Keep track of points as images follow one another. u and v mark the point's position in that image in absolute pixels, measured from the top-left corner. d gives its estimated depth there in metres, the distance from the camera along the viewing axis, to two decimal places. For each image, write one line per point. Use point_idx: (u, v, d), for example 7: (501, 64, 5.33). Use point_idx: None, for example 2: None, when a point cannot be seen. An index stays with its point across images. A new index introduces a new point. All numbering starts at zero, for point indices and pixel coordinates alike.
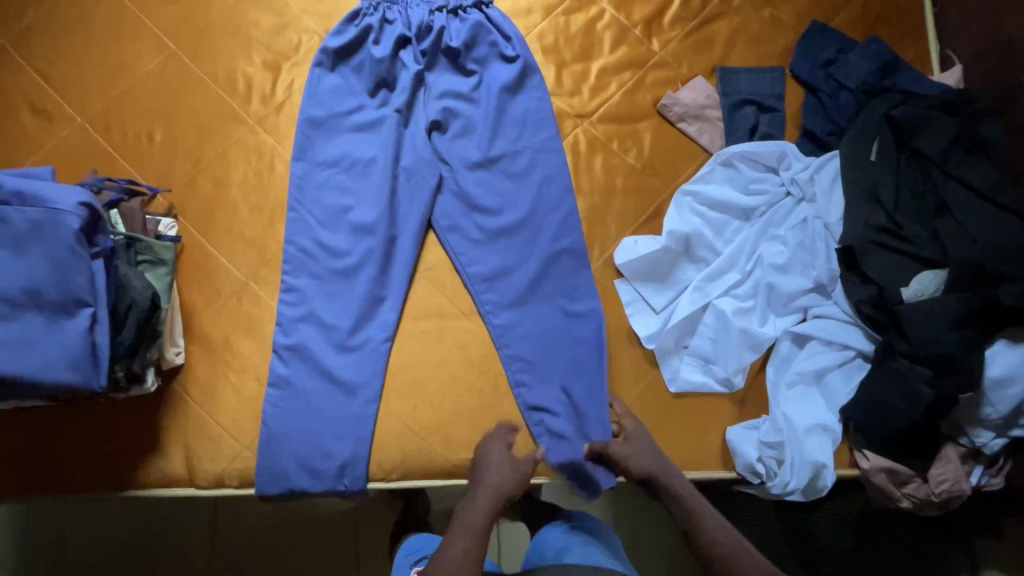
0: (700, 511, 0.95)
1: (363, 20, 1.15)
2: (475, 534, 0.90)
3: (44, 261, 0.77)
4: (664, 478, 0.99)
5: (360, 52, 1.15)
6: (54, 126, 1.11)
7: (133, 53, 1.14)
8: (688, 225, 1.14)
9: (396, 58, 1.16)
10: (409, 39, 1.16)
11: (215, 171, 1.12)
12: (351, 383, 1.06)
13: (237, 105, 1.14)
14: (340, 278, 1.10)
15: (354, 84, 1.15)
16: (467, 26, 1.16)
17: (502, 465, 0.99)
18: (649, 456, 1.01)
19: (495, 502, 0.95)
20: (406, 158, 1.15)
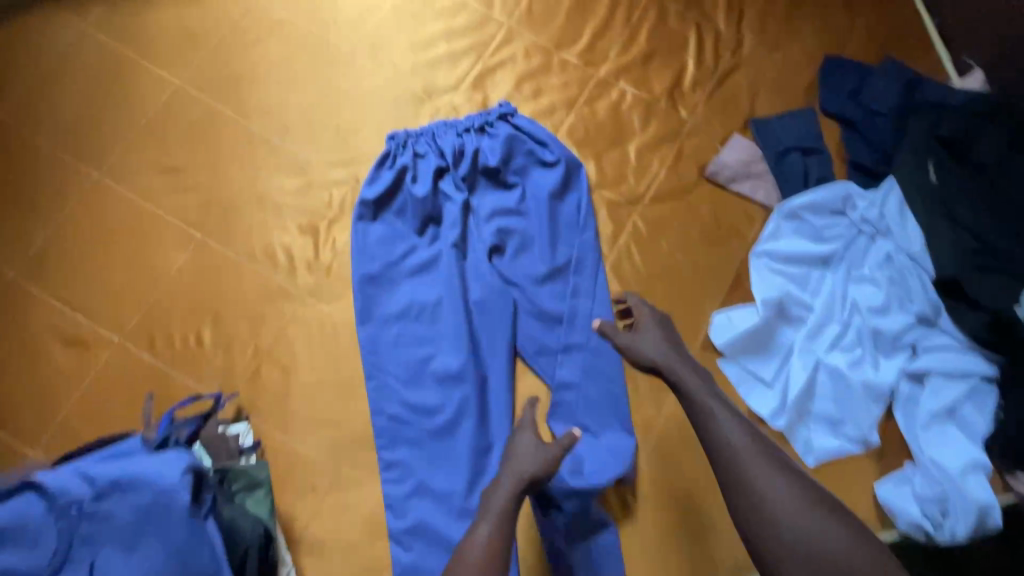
0: (713, 408, 0.86)
1: (395, 161, 1.09)
2: (504, 522, 0.79)
3: (162, 549, 0.73)
4: (677, 371, 0.89)
5: (399, 195, 1.09)
6: (95, 353, 1.01)
7: (160, 253, 1.06)
8: (776, 289, 1.10)
9: (436, 192, 1.10)
10: (446, 169, 1.11)
11: (280, 357, 1.03)
12: None
13: (283, 281, 1.06)
14: (441, 439, 1.01)
15: (401, 229, 1.09)
16: (500, 141, 1.12)
17: (534, 456, 0.84)
18: (663, 350, 0.92)
19: (522, 488, 0.83)
20: (474, 290, 1.08)
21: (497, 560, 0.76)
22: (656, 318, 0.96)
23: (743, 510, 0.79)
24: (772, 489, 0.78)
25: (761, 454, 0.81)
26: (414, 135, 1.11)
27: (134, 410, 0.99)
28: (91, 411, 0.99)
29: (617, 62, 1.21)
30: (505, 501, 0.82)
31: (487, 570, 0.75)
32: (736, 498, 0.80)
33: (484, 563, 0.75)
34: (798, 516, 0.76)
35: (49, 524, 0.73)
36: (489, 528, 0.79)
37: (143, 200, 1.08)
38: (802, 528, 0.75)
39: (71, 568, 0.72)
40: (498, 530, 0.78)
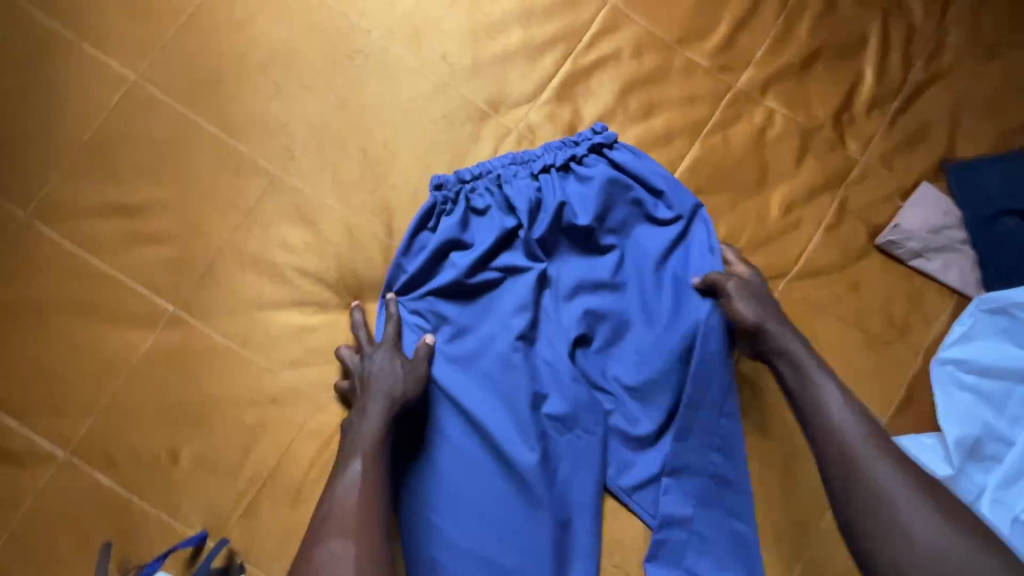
0: (804, 366, 0.68)
1: (446, 217, 0.78)
2: (373, 454, 0.67)
3: None
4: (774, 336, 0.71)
5: (450, 265, 0.78)
6: (32, 472, 0.74)
7: (117, 331, 0.77)
8: (967, 415, 0.79)
9: (501, 260, 0.79)
10: (518, 228, 0.79)
11: (285, 484, 0.76)
12: None
13: (291, 375, 0.77)
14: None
15: (450, 313, 0.78)
16: (595, 189, 0.79)
17: (396, 367, 0.73)
18: (754, 312, 0.73)
19: (388, 406, 0.70)
20: (552, 400, 0.78)
21: (371, 497, 0.64)
22: (743, 283, 0.75)
23: (841, 481, 0.60)
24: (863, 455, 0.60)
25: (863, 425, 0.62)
26: (471, 178, 0.79)
27: (89, 552, 0.73)
28: (28, 553, 0.73)
29: (765, 68, 0.85)
30: (377, 433, 0.68)
31: (364, 512, 0.62)
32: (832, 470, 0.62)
33: (352, 507, 0.62)
34: (908, 499, 0.57)
35: None
36: (361, 469, 0.66)
37: (92, 253, 0.77)
38: (917, 521, 0.56)
39: None
40: (373, 464, 0.66)
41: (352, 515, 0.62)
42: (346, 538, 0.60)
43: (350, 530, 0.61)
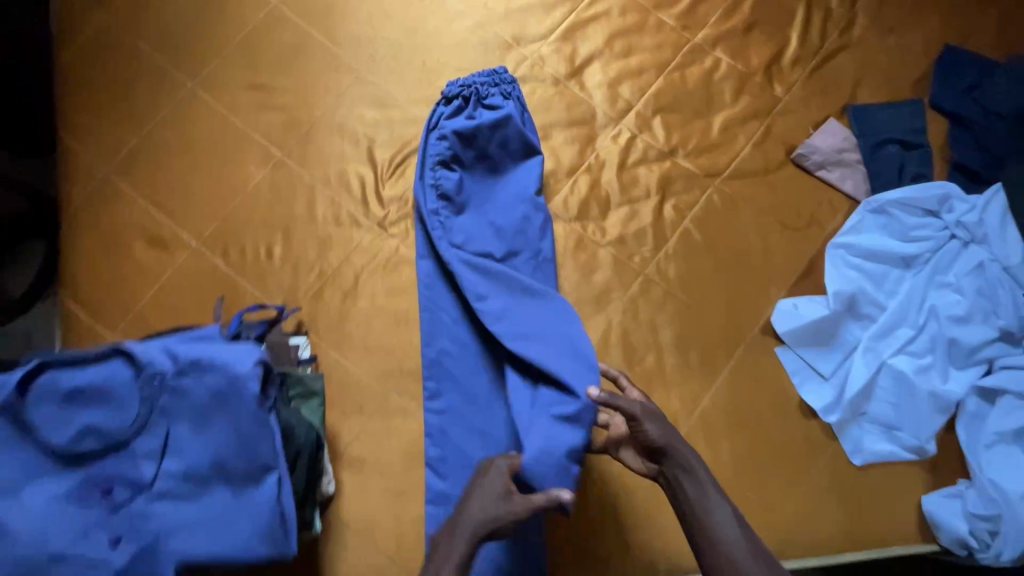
0: (705, 487, 0.80)
1: (449, 112, 1.06)
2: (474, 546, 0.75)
3: (229, 432, 0.72)
4: (681, 454, 0.83)
5: (450, 140, 1.06)
6: (171, 253, 1.06)
7: (240, 168, 1.09)
8: (849, 283, 1.06)
9: (495, 140, 1.07)
10: (510, 116, 1.05)
11: (342, 282, 1.06)
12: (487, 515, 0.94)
13: (355, 208, 1.08)
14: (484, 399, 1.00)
15: (452, 181, 1.05)
16: (514, 102, 1.07)
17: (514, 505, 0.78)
18: (662, 431, 0.84)
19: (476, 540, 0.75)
20: (513, 241, 1.05)
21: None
22: (647, 406, 0.86)
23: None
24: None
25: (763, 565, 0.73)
26: (461, 88, 1.07)
27: (204, 311, 1.04)
28: (165, 308, 1.04)
29: (716, 29, 1.17)
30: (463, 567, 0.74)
31: None
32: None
33: None
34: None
35: (134, 390, 0.71)
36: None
37: (229, 113, 1.11)
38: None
39: (148, 433, 0.72)
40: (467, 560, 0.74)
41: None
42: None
43: None
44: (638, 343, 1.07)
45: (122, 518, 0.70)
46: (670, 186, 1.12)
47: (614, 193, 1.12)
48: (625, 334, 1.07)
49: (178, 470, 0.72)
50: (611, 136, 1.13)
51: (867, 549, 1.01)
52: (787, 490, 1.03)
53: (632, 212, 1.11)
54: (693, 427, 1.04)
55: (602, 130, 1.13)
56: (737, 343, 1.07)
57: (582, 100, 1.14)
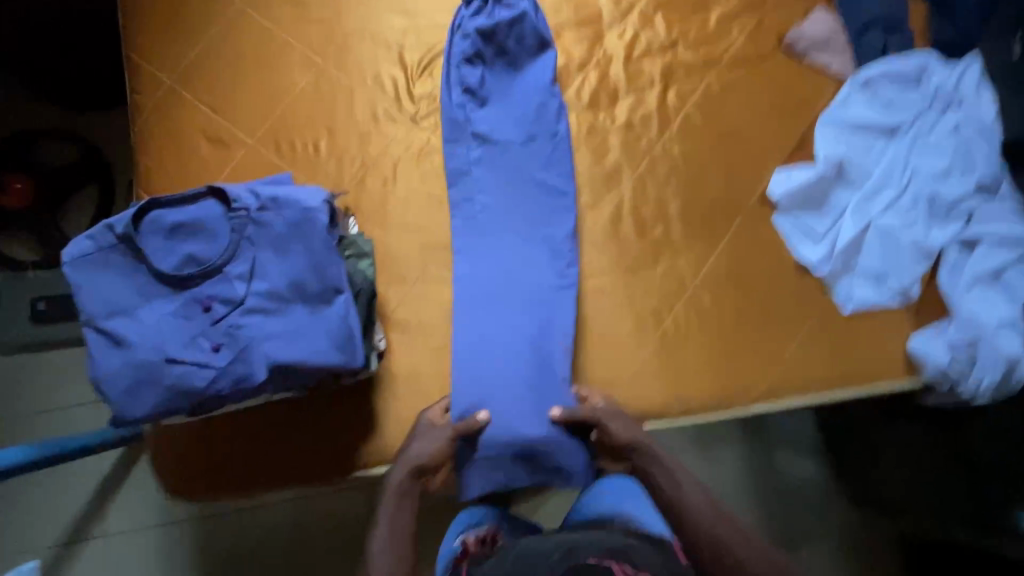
0: (672, 472, 1.03)
1: (472, 15, 1.20)
2: (407, 485, 1.02)
3: (305, 257, 0.86)
4: (649, 444, 1.05)
5: (473, 39, 1.20)
6: (230, 151, 1.20)
7: (286, 75, 1.23)
8: (839, 151, 1.16)
9: (512, 37, 1.20)
10: (525, 14, 1.19)
11: (382, 171, 1.19)
12: (521, 351, 1.14)
13: (389, 106, 1.21)
14: (517, 275, 1.17)
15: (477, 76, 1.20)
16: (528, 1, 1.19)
17: (433, 437, 1.04)
18: (630, 429, 1.05)
19: (413, 473, 1.03)
20: (531, 127, 1.19)
21: (399, 543, 1.00)
22: (609, 409, 1.08)
23: (694, 531, 0.96)
24: (710, 523, 0.96)
25: (715, 513, 0.98)
26: None
27: None
28: None
29: None
30: (409, 493, 1.02)
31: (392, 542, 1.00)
32: (689, 534, 0.96)
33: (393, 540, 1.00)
34: (731, 542, 0.95)
35: (225, 223, 0.86)
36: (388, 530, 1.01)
37: (274, 26, 1.25)
38: (731, 540, 0.95)
39: (238, 259, 0.86)
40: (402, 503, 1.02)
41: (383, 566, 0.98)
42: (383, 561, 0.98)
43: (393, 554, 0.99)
44: (648, 215, 1.19)
45: (220, 329, 0.85)
46: (672, 75, 1.23)
47: (621, 84, 1.23)
48: (636, 208, 1.19)
49: (265, 288, 0.86)
50: (617, 33, 1.24)
51: (857, 388, 1.13)
52: (786, 338, 1.14)
53: (638, 100, 1.22)
54: (701, 285, 1.17)
55: (608, 28, 1.25)
56: (736, 211, 1.18)
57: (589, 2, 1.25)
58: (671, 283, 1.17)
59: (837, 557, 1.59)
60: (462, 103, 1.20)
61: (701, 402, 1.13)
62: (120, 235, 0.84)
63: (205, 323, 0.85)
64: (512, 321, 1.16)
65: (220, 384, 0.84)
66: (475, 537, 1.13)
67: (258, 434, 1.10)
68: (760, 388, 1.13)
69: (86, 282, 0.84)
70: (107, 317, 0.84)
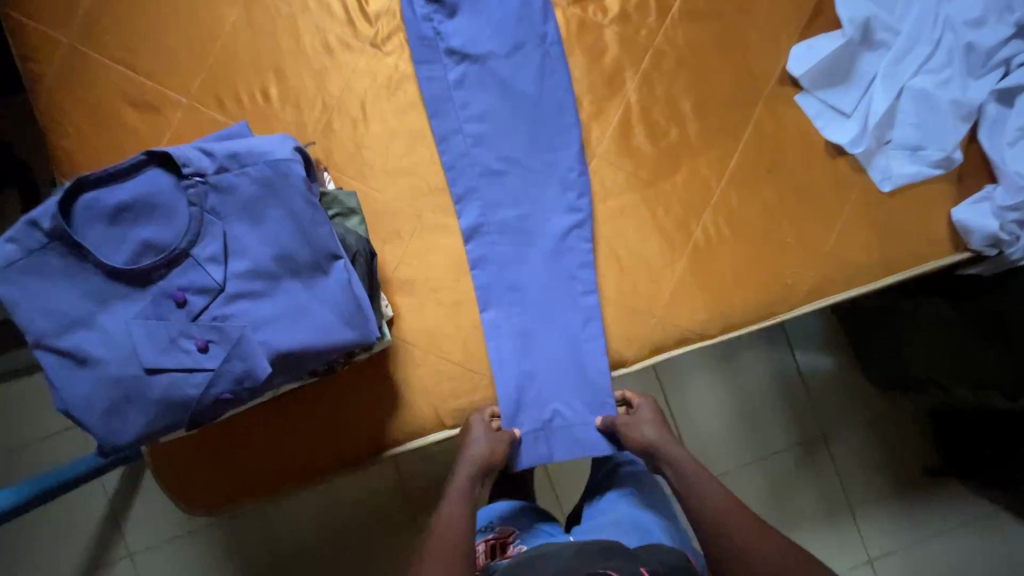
0: (691, 471, 0.95)
1: None
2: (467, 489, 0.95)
3: (287, 222, 0.71)
4: (665, 449, 0.98)
5: None
6: (164, 115, 1.01)
7: (209, 10, 1.01)
8: (863, 9, 1.03)
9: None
10: None
11: (350, 112, 1.02)
12: (540, 292, 1.03)
13: (341, 32, 1.02)
14: (522, 209, 1.03)
15: None
16: None
17: (493, 438, 0.98)
18: (648, 432, 1.00)
19: (478, 469, 0.96)
20: (514, 33, 1.02)
21: (464, 520, 0.91)
22: (644, 414, 1.02)
23: (711, 535, 0.86)
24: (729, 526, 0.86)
25: (736, 513, 0.87)
26: None
27: None
28: None
29: None
30: (474, 483, 0.97)
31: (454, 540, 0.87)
32: (710, 538, 0.86)
33: (452, 534, 0.88)
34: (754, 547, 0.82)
35: (179, 196, 0.69)
36: (457, 506, 0.93)
37: None
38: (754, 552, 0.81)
39: (205, 237, 0.70)
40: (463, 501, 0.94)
41: (445, 532, 0.88)
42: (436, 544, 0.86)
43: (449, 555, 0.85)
44: (659, 118, 1.05)
45: (204, 324, 0.71)
46: None
47: None
48: (645, 112, 1.05)
49: (246, 268, 0.71)
50: None
51: (903, 271, 1.06)
52: (824, 231, 1.05)
53: None
54: (728, 188, 1.05)
55: None
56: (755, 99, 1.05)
57: None
58: (695, 191, 1.05)
59: (865, 445, 1.61)
60: (428, 15, 1.01)
61: (743, 315, 1.05)
62: (50, 232, 0.67)
63: (183, 320, 0.71)
64: (526, 262, 1.03)
65: (219, 388, 0.71)
66: (485, 546, 0.98)
67: (271, 431, 1.00)
68: (803, 289, 1.05)
69: (23, 295, 0.68)
70: (60, 334, 0.69)
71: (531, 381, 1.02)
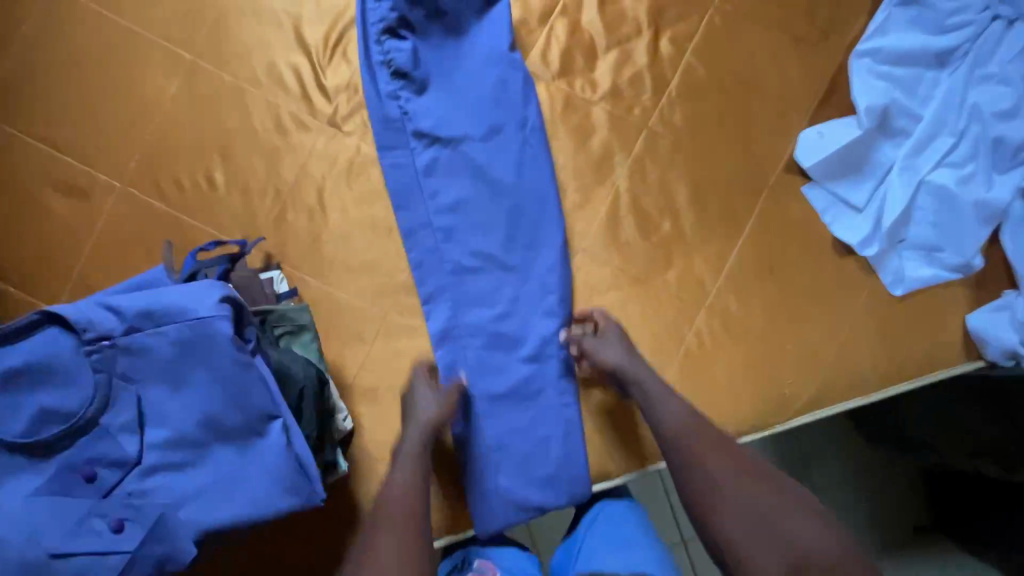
0: (659, 395, 0.84)
1: None
2: (418, 459, 0.79)
3: (214, 384, 0.63)
4: (632, 372, 0.86)
5: None
6: (94, 200, 0.90)
7: (145, 81, 0.89)
8: (881, 95, 0.92)
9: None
10: None
11: (305, 200, 0.91)
12: (516, 403, 0.93)
13: (296, 108, 0.90)
14: (498, 310, 0.93)
15: (405, 50, 0.87)
16: None
17: (440, 397, 0.85)
18: (618, 354, 0.87)
19: (430, 436, 0.82)
20: (493, 115, 0.90)
21: (418, 489, 0.76)
22: (610, 337, 0.89)
23: (698, 510, 0.74)
24: (716, 483, 0.73)
25: (739, 478, 0.73)
26: None
27: (155, 259, 0.90)
28: (107, 264, 0.90)
29: None
30: (429, 444, 0.82)
31: (408, 510, 0.73)
32: (696, 496, 0.74)
33: (408, 503, 0.74)
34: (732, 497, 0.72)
35: (85, 360, 0.60)
36: (408, 472, 0.77)
37: (112, 13, 0.88)
38: (745, 521, 0.70)
39: (118, 405, 0.61)
40: (411, 471, 0.78)
41: (398, 504, 0.74)
42: (387, 526, 0.71)
43: (399, 519, 0.72)
44: (651, 207, 0.94)
45: (116, 502, 0.60)
46: (663, 15, 0.93)
47: (598, 35, 0.93)
48: (636, 201, 0.95)
49: (166, 438, 0.62)
50: None
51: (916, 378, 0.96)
52: (827, 333, 0.96)
53: (623, 55, 0.93)
54: (725, 286, 0.95)
55: None
56: (760, 187, 0.95)
57: None
58: (689, 289, 0.95)
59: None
60: (393, 94, 0.89)
61: (739, 427, 0.95)
62: None
63: (89, 499, 0.60)
64: (501, 369, 0.93)
65: None
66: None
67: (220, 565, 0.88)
68: (805, 397, 0.95)
69: None
70: None
71: (504, 501, 0.92)
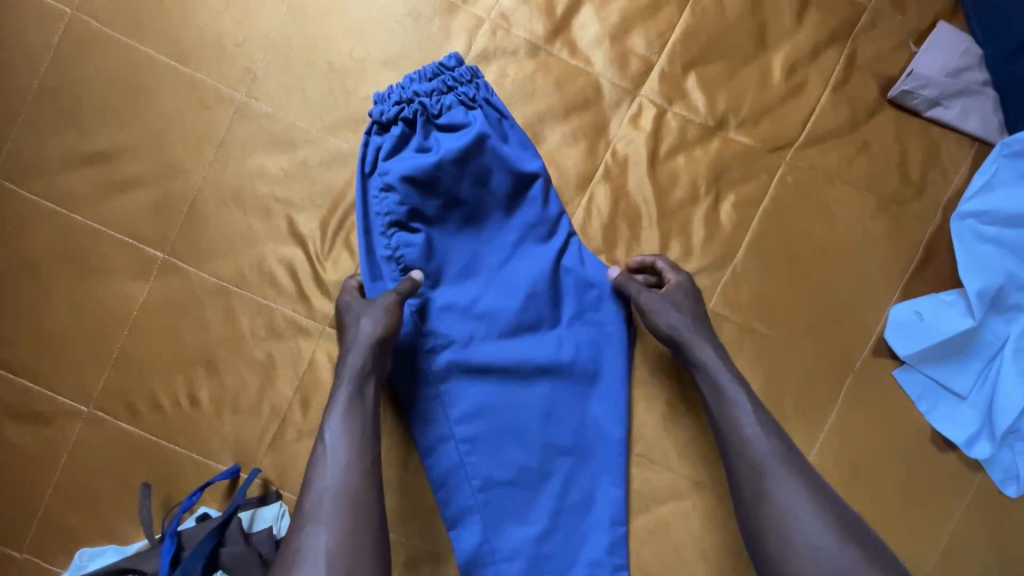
0: (721, 380, 0.66)
1: (390, 138, 0.71)
2: (360, 415, 0.63)
3: None
4: (693, 343, 0.68)
5: (400, 190, 0.71)
6: (57, 426, 0.76)
7: (111, 285, 0.75)
8: (988, 266, 0.77)
9: (467, 175, 0.73)
10: (484, 140, 0.71)
11: (305, 415, 0.76)
12: None
13: (291, 307, 0.76)
14: (536, 519, 0.77)
15: (415, 246, 0.72)
16: (481, 118, 0.72)
17: (376, 311, 0.68)
18: (673, 317, 0.70)
19: (374, 363, 0.66)
20: (523, 308, 0.75)
21: (361, 459, 0.61)
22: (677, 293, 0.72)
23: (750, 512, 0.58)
24: (785, 505, 0.57)
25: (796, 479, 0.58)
26: (397, 106, 0.70)
27: (131, 494, 0.76)
28: (75, 503, 0.76)
29: None
30: (369, 381, 0.66)
31: (350, 491, 0.59)
32: (738, 489, 0.60)
33: (345, 482, 0.59)
34: (799, 517, 0.55)
35: None
36: (344, 430, 0.62)
37: (70, 209, 0.74)
38: (806, 542, 0.54)
39: None
40: (356, 429, 0.62)
41: (331, 498, 0.58)
42: (320, 522, 0.56)
43: (327, 516, 0.57)
44: None
45: None
46: (724, 177, 0.78)
47: (647, 202, 0.78)
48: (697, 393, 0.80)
49: None
50: (629, 117, 0.78)
51: None
52: (930, 544, 0.80)
53: (678, 225, 0.78)
54: None
55: (614, 111, 0.78)
56: (843, 371, 0.80)
57: (577, 71, 0.78)
58: None
59: None
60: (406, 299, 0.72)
61: None
62: None
63: None
64: None
65: None
66: None
67: None
68: None
69: None
70: None
71: None
